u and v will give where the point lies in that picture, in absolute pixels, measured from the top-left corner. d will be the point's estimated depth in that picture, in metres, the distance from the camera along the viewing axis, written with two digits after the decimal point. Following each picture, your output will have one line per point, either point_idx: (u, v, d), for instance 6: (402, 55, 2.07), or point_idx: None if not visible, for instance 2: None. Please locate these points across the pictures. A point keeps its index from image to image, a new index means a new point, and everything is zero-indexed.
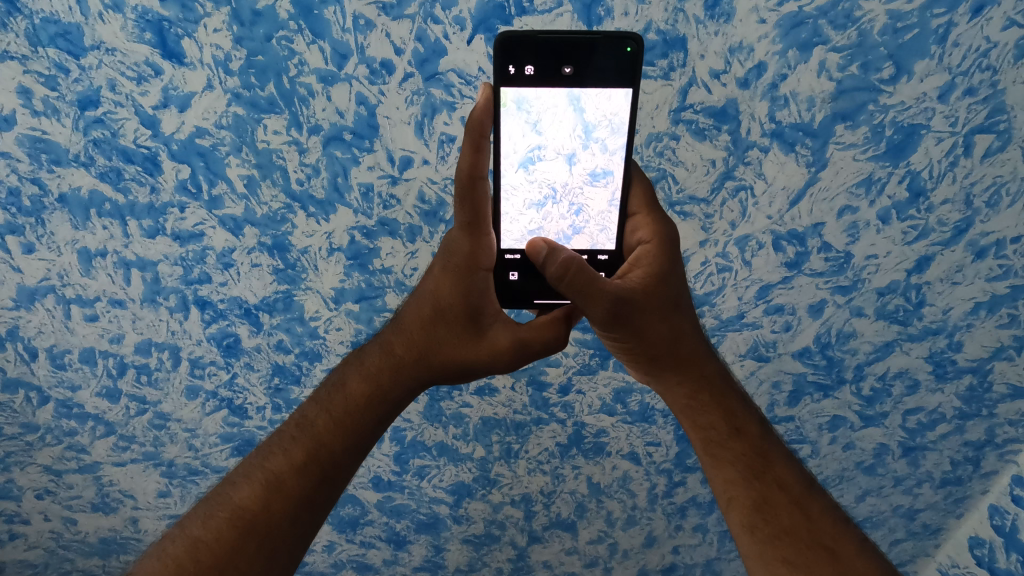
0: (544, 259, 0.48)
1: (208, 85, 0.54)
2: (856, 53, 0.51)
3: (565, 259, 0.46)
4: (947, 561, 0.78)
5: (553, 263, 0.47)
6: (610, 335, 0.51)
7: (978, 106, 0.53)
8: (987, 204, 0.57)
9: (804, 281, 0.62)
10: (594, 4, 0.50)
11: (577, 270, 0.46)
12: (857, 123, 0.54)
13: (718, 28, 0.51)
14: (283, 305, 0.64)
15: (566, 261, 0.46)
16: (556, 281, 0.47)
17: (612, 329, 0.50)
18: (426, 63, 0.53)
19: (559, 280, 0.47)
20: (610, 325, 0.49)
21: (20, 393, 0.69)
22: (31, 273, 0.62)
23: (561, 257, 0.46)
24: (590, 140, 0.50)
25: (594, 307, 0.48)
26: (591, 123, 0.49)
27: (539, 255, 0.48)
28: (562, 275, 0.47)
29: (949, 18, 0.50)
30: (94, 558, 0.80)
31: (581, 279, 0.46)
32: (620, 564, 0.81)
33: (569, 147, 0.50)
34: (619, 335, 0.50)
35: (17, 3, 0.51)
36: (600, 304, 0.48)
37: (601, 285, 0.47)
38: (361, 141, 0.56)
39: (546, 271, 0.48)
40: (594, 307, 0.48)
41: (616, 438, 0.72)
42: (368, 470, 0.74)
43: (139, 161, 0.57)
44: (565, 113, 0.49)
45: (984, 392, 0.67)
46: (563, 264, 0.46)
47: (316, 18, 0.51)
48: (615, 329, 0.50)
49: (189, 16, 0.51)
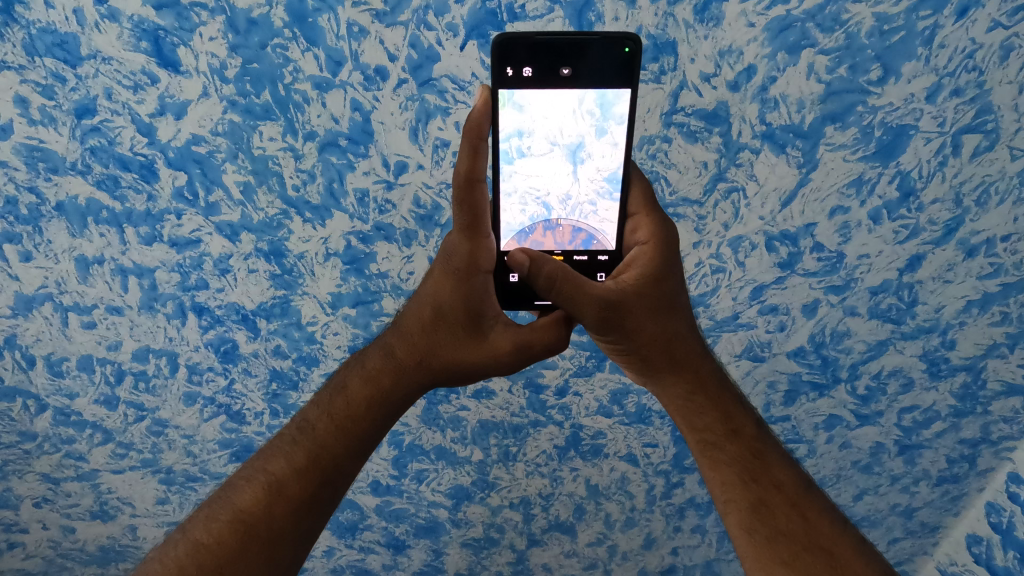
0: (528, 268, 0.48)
1: (204, 93, 0.54)
2: (844, 55, 0.52)
3: (550, 269, 0.47)
4: (945, 559, 0.78)
5: (538, 275, 0.47)
6: (606, 337, 0.51)
7: (965, 106, 0.54)
8: (976, 202, 0.58)
9: (797, 281, 0.62)
10: (585, 9, 0.51)
11: (562, 280, 0.47)
12: (847, 124, 0.55)
13: (707, 32, 0.52)
14: (280, 311, 0.65)
15: (551, 271, 0.47)
16: (546, 286, 0.48)
17: (605, 333, 0.50)
18: (419, 69, 0.54)
19: (548, 289, 0.48)
20: (603, 329, 0.50)
21: (17, 402, 0.69)
22: (29, 281, 0.62)
23: (545, 270, 0.47)
24: (608, 118, 0.49)
25: (586, 312, 0.49)
26: (610, 95, 0.48)
27: (521, 266, 0.47)
28: (549, 286, 0.48)
29: (934, 20, 0.51)
30: (93, 567, 0.80)
31: (569, 286, 0.47)
32: (620, 566, 0.81)
33: (576, 134, 0.50)
34: (613, 338, 0.51)
35: (13, 14, 0.51)
36: (591, 310, 0.48)
37: (588, 291, 0.48)
38: (356, 147, 0.57)
39: (532, 283, 0.48)
40: (585, 313, 0.49)
41: (614, 439, 0.72)
42: (367, 474, 0.74)
43: (136, 168, 0.58)
44: (565, 108, 0.49)
45: (978, 390, 0.67)
46: (549, 274, 0.47)
47: (311, 26, 0.52)
48: (608, 333, 0.50)
49: (184, 25, 0.52)
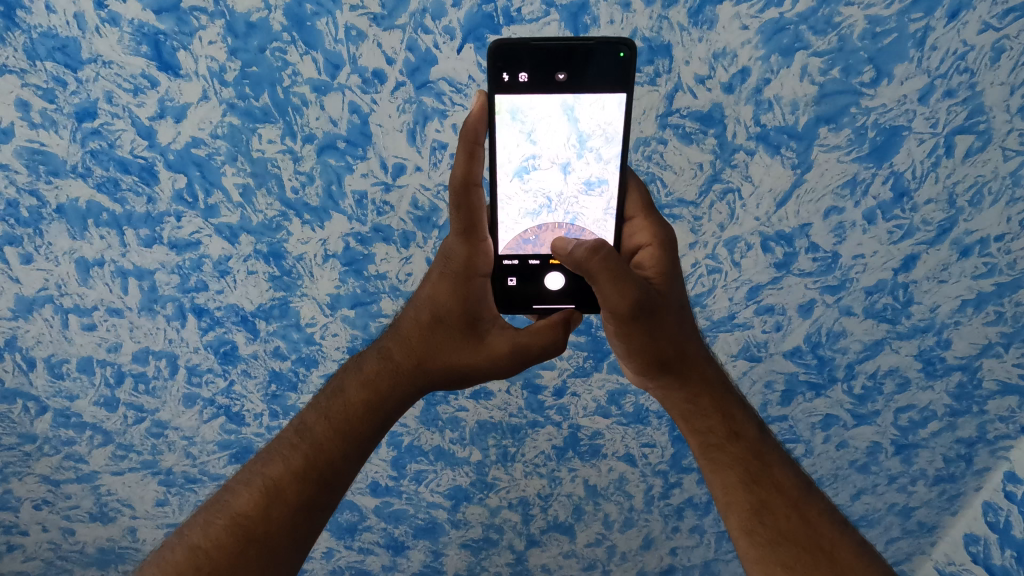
0: (569, 249, 0.46)
1: (203, 96, 0.55)
2: (837, 57, 0.53)
3: (593, 242, 0.45)
4: (943, 558, 0.78)
5: (581, 248, 0.45)
6: (622, 335, 0.49)
7: (957, 107, 0.54)
8: (969, 202, 0.58)
9: (793, 281, 0.63)
10: (581, 12, 0.52)
11: (605, 255, 0.44)
12: (840, 125, 0.55)
13: (702, 35, 0.52)
14: (279, 312, 0.65)
15: (594, 244, 0.45)
16: (589, 260, 0.45)
17: (628, 325, 0.48)
18: (417, 71, 0.54)
19: (587, 269, 0.45)
20: (628, 320, 0.47)
21: (18, 404, 0.69)
22: (29, 283, 0.63)
23: (589, 241, 0.45)
24: (590, 142, 0.51)
25: (620, 297, 0.46)
26: (591, 123, 0.50)
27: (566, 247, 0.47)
28: (591, 261, 0.45)
29: (926, 22, 0.51)
30: (92, 569, 0.80)
31: (611, 264, 0.45)
32: (619, 566, 0.81)
33: (571, 145, 0.51)
34: (633, 334, 0.48)
35: (15, 18, 0.52)
36: (629, 293, 0.45)
37: (628, 273, 0.45)
38: (354, 149, 0.57)
39: (574, 258, 0.45)
40: (617, 299, 0.46)
41: (612, 440, 0.72)
42: (365, 475, 0.74)
43: (136, 171, 0.58)
44: (560, 124, 0.50)
45: (973, 389, 0.68)
46: (592, 246, 0.45)
47: (309, 29, 0.52)
48: (631, 326, 0.47)
49: (184, 29, 0.52)
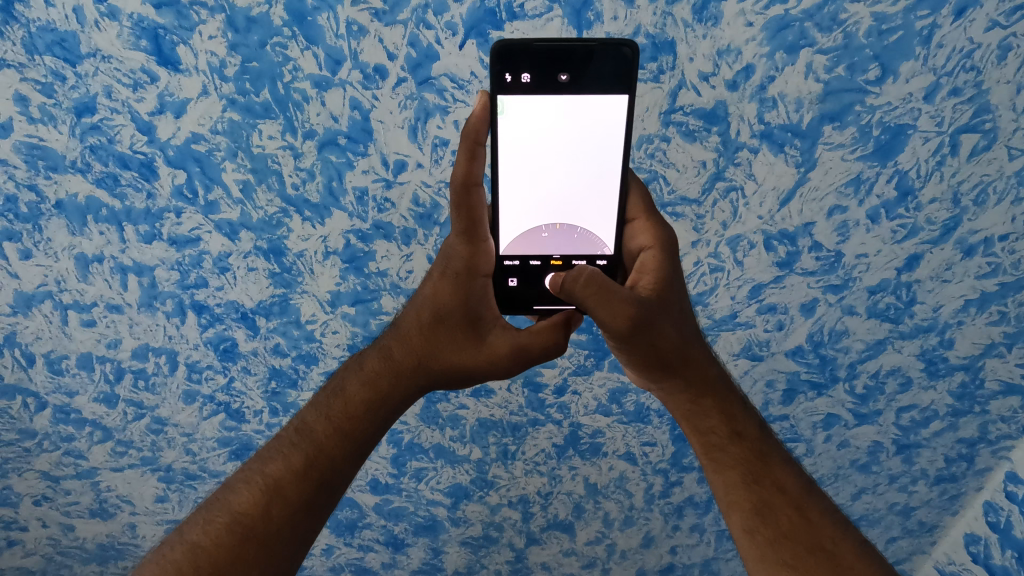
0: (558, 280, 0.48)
1: (203, 91, 0.54)
2: (842, 55, 0.52)
3: (575, 270, 0.47)
4: (943, 558, 0.78)
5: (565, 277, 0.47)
6: (624, 348, 0.49)
7: (963, 105, 0.54)
8: (974, 202, 0.58)
9: (796, 280, 0.62)
10: (584, 8, 0.51)
11: (586, 280, 0.46)
12: (844, 124, 0.55)
13: (706, 31, 0.52)
14: (279, 309, 0.65)
15: (575, 271, 0.46)
16: (574, 288, 0.47)
17: (629, 342, 0.48)
18: (418, 67, 0.54)
19: (574, 296, 0.47)
20: (628, 337, 0.47)
21: (17, 400, 0.69)
22: (29, 279, 0.63)
23: (571, 271, 0.47)
24: (591, 144, 0.51)
25: (614, 317, 0.46)
26: (591, 125, 0.50)
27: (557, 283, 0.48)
28: (575, 287, 0.46)
29: (933, 20, 0.51)
30: (92, 565, 0.80)
31: (595, 286, 0.46)
32: (618, 564, 0.81)
33: (573, 145, 0.51)
34: (635, 349, 0.49)
35: (14, 12, 0.52)
36: (620, 311, 0.46)
37: (616, 292, 0.46)
38: (355, 145, 0.57)
39: (562, 289, 0.47)
40: (614, 318, 0.47)
41: (612, 438, 0.72)
42: (366, 473, 0.74)
43: (135, 167, 0.58)
44: (561, 123, 0.50)
45: (976, 389, 0.67)
46: (574, 275, 0.46)
47: (310, 24, 0.52)
48: (632, 342, 0.48)
49: (184, 23, 0.52)
